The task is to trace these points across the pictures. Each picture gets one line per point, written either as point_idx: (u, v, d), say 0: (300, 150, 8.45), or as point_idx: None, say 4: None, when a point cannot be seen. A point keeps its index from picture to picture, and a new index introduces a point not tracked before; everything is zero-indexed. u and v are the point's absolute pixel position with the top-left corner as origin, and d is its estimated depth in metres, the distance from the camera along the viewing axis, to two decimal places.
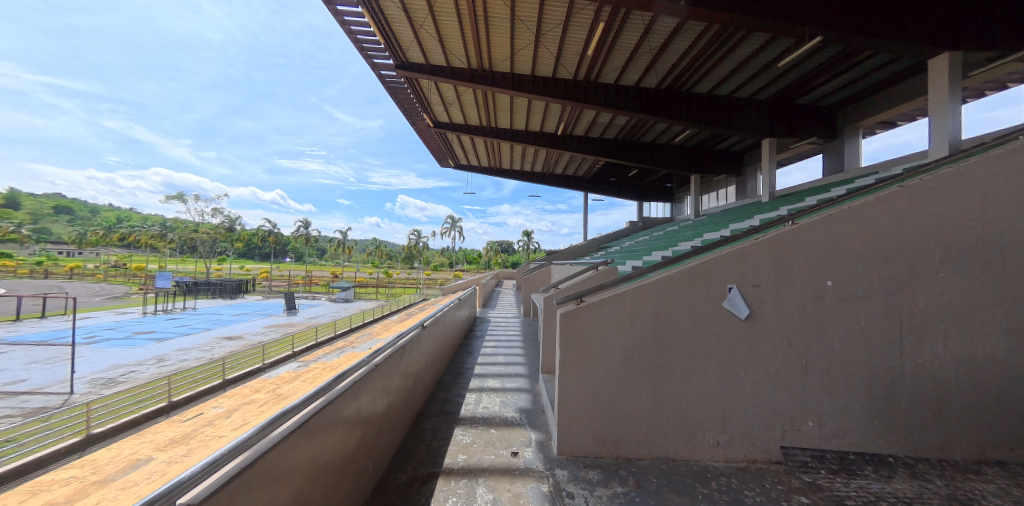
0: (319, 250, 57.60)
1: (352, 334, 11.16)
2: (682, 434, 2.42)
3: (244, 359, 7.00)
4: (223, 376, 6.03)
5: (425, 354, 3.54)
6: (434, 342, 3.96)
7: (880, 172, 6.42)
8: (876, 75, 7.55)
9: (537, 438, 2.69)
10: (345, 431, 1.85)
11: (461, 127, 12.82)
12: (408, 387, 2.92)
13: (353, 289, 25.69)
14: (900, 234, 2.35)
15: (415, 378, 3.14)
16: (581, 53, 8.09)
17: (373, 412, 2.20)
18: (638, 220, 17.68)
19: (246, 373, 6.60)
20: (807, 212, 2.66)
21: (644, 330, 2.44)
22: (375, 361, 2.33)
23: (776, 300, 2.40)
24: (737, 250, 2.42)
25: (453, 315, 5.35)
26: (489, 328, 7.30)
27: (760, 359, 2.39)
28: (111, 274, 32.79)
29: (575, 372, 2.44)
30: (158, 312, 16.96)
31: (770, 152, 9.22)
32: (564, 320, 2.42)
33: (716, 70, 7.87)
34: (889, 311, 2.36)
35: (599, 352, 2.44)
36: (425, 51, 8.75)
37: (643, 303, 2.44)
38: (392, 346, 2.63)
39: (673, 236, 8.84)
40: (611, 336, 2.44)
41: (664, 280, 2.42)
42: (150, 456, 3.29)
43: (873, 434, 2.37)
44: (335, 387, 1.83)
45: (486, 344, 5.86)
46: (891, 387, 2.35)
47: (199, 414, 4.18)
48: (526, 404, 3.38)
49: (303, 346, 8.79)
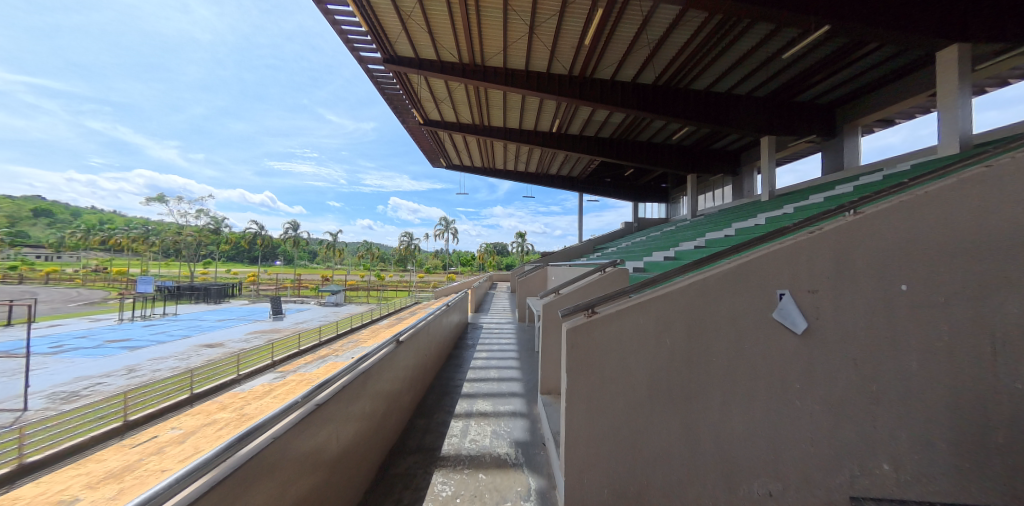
0: (311, 252, 56.69)
1: (338, 340, 10.68)
2: (723, 482, 2.07)
3: (218, 369, 6.51)
4: (190, 391, 5.56)
5: (403, 372, 3.16)
6: (415, 357, 3.59)
7: (885, 169, 6.27)
8: (876, 72, 7.45)
9: (537, 486, 2.33)
10: (268, 501, 1.37)
11: (452, 125, 12.45)
12: (379, 415, 2.54)
13: (343, 293, 25.03)
14: (988, 229, 1.99)
15: (388, 404, 2.75)
16: (576, 47, 7.83)
17: (316, 466, 1.73)
18: (633, 221, 17.42)
19: (217, 386, 6.15)
20: (867, 200, 2.25)
21: (672, 350, 2.10)
22: (319, 398, 1.81)
23: (839, 310, 2.06)
24: (775, 248, 2.08)
25: (440, 322, 5.00)
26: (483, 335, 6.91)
27: (819, 384, 2.05)
28: (90, 280, 31.69)
29: (585, 398, 2.10)
30: (135, 318, 16.22)
31: (770, 150, 9.09)
32: (570, 338, 2.09)
33: (715, 64, 7.66)
34: (981, 323, 2.00)
35: (616, 378, 2.10)
36: (414, 44, 8.41)
37: (670, 315, 2.11)
38: (348, 371, 2.15)
39: (672, 237, 8.59)
40: (626, 354, 2.11)
41: (694, 286, 2.08)
42: (75, 497, 2.66)
43: (966, 481, 1.98)
44: (235, 454, 1.29)
45: (478, 354, 5.51)
46: (987, 418, 1.98)
47: (153, 438, 3.69)
48: (522, 435, 3.00)
49: (283, 355, 8.32)
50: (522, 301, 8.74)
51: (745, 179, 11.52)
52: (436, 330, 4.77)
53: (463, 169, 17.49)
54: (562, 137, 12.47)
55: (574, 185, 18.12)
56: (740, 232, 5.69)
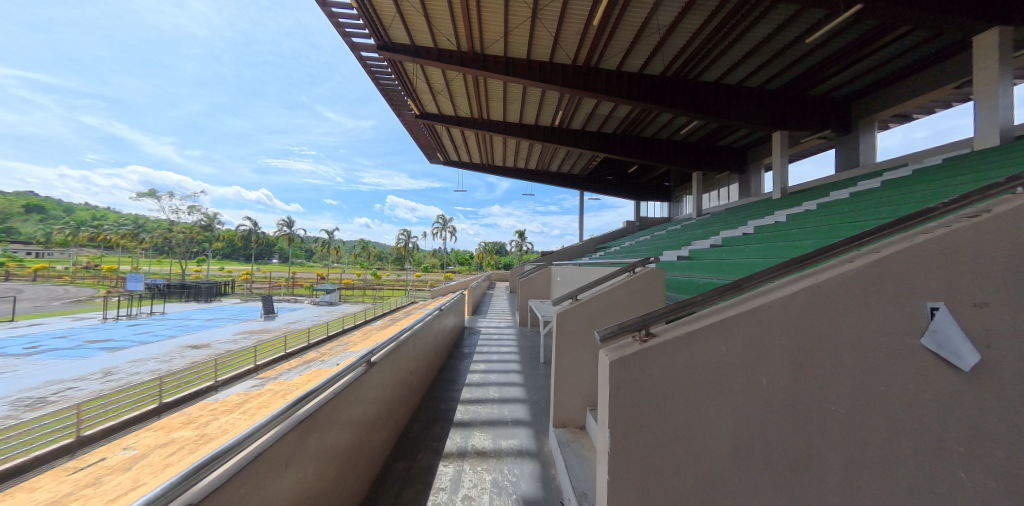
0: (306, 251, 56.05)
1: (328, 343, 10.21)
2: None
3: (193, 377, 6.09)
4: (160, 400, 5.20)
5: (378, 401, 2.57)
6: (394, 378, 2.96)
7: (911, 164, 5.91)
8: (897, 64, 7.16)
9: None
10: None
11: (449, 118, 11.96)
12: (336, 466, 1.96)
13: (338, 292, 24.58)
14: None
15: (352, 448, 2.16)
16: (582, 33, 7.42)
17: None
18: (635, 220, 16.97)
19: (189, 395, 5.75)
20: None
21: (777, 400, 1.21)
22: (196, 491, 1.11)
23: None
24: (934, 239, 1.18)
25: (431, 329, 4.49)
26: (481, 342, 6.43)
27: None
28: (78, 278, 31.00)
29: (635, 482, 1.22)
30: (120, 317, 15.66)
31: (782, 145, 8.71)
32: (615, 376, 1.22)
33: (728, 53, 7.37)
34: None
35: (686, 440, 1.22)
36: (409, 30, 7.94)
37: (767, 342, 1.21)
38: (275, 423, 1.46)
39: (680, 235, 8.16)
40: (696, 404, 1.22)
41: (806, 297, 1.20)
42: None
43: None
44: None
45: (476, 366, 5.00)
46: None
47: (101, 461, 3.11)
48: (530, 487, 2.40)
49: (267, 360, 7.90)
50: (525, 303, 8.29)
51: (753, 177, 11.25)
52: (424, 339, 4.11)
53: (460, 165, 17.04)
54: (564, 133, 12.05)
55: (576, 183, 17.60)
56: (759, 230, 5.27)
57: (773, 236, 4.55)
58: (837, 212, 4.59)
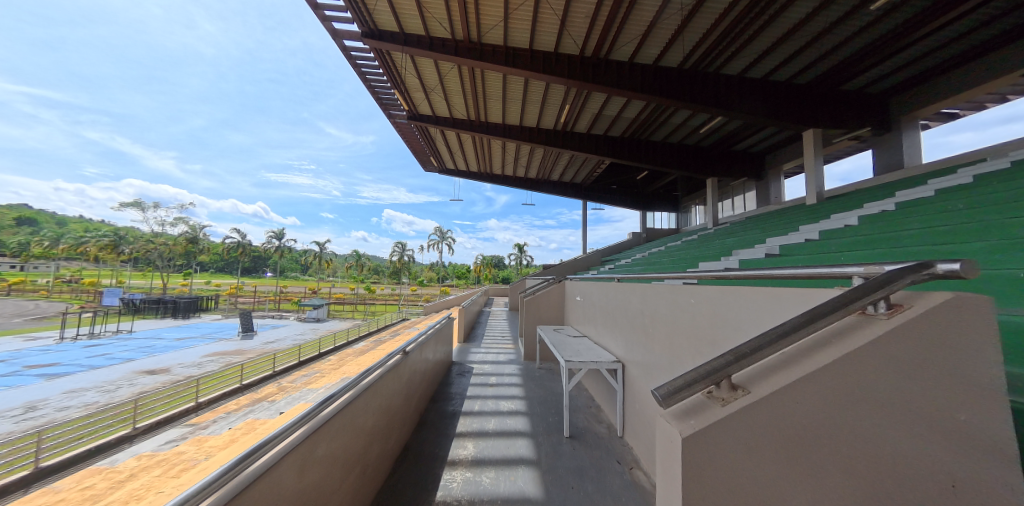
0: (299, 264, 54.50)
1: (296, 372, 9.06)
2: None
3: (99, 426, 5.05)
4: (35, 465, 4.13)
5: None
6: None
7: (994, 157, 4.89)
8: (954, 47, 6.37)
9: None
10: None
11: (443, 121, 11.10)
12: None
13: (326, 307, 23.23)
14: None
15: None
16: (592, 15, 6.50)
17: None
18: (641, 231, 15.93)
19: (84, 454, 4.73)
20: None
21: None
22: None
23: None
24: None
25: (398, 379, 3.19)
26: (473, 386, 5.17)
27: None
28: (56, 293, 29.54)
29: None
30: (81, 336, 14.29)
31: (816, 145, 7.69)
32: None
33: (758, 40, 6.54)
34: None
35: None
36: (397, 13, 7.00)
37: None
38: None
39: (706, 246, 7.09)
40: None
41: None
42: None
43: None
44: None
45: (469, 436, 3.62)
46: None
47: None
48: None
49: (210, 398, 6.82)
50: (529, 328, 7.14)
51: (772, 183, 10.39)
52: (378, 401, 2.72)
53: (458, 174, 16.16)
54: (567, 136, 11.15)
55: (579, 192, 16.66)
56: (824, 234, 4.18)
57: (862, 239, 3.32)
58: (936, 207, 3.53)
